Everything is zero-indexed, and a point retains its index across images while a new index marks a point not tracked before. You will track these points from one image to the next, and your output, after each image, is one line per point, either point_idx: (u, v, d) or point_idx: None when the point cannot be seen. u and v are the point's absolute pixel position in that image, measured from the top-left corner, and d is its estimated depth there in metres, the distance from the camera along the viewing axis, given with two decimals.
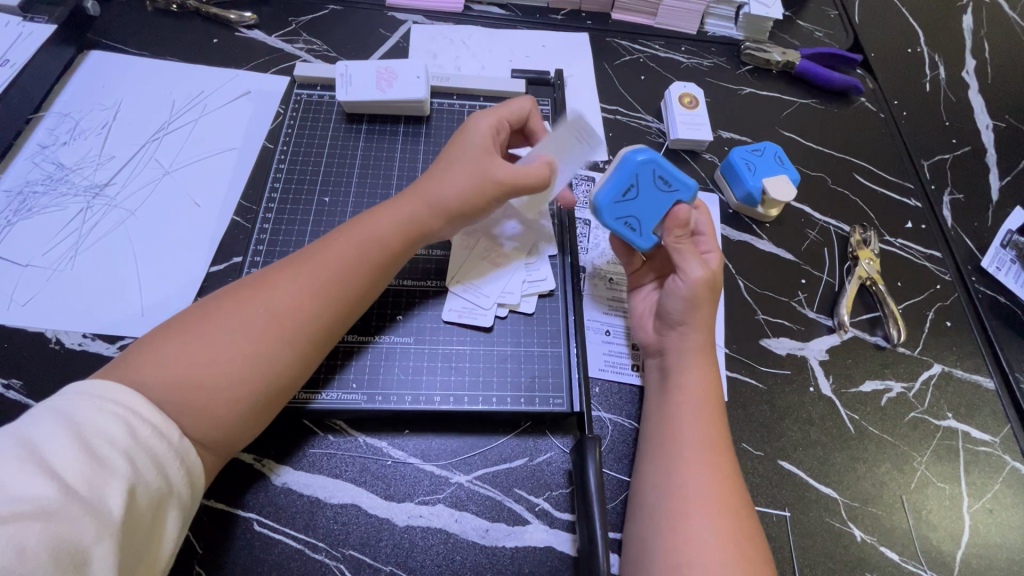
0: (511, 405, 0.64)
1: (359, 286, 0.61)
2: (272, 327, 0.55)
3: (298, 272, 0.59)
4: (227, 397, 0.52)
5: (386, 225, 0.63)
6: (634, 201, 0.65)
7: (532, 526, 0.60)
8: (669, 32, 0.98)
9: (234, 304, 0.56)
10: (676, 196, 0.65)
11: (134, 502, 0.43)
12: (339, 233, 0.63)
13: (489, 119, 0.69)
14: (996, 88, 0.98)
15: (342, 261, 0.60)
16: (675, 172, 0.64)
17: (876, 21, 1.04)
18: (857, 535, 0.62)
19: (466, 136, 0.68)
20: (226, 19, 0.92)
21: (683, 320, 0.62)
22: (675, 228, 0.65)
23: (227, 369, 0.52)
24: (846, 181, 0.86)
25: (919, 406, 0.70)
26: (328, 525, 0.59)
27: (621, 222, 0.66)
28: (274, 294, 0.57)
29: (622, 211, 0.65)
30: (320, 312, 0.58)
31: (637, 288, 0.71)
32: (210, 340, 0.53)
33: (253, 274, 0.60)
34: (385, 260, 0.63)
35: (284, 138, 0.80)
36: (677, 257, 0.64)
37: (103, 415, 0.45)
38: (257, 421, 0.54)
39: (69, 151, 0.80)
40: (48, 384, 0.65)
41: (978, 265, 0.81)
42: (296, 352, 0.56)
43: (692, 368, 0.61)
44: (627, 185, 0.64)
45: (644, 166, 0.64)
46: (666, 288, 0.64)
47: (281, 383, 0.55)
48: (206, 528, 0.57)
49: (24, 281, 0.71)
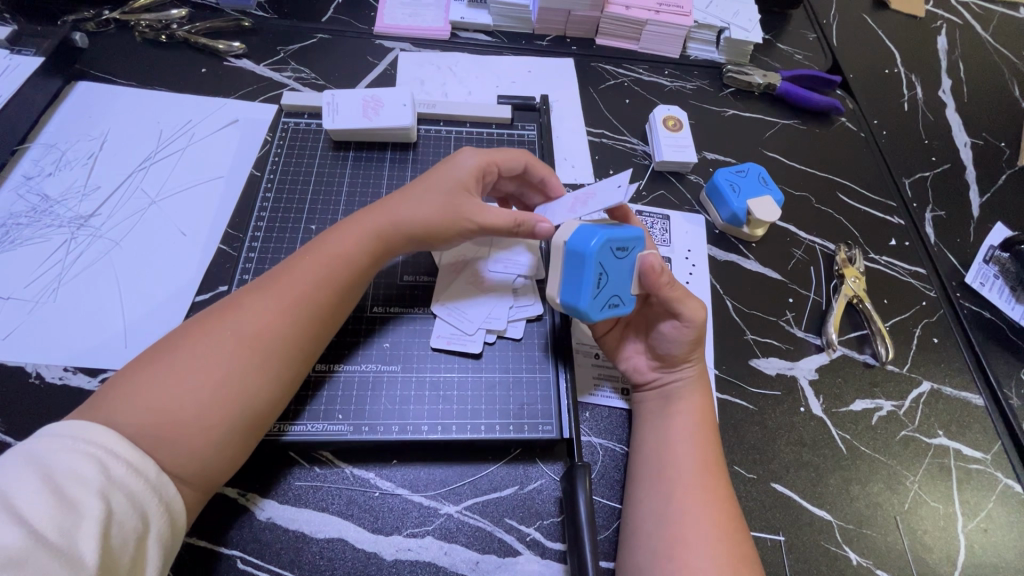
0: (501, 433, 0.63)
1: (326, 302, 0.60)
2: (240, 352, 0.54)
3: (261, 296, 0.58)
4: (200, 427, 0.50)
5: (355, 247, 0.63)
6: (609, 282, 0.60)
7: (522, 557, 0.59)
8: (652, 56, 1.00)
9: (198, 336, 0.54)
10: (634, 254, 0.62)
11: (109, 545, 0.42)
12: (302, 256, 0.62)
13: (483, 154, 0.70)
14: (971, 107, 1.00)
15: (309, 281, 0.60)
16: (622, 234, 0.60)
17: (856, 43, 1.06)
18: (853, 558, 0.62)
19: (450, 168, 0.68)
20: (214, 49, 0.92)
21: (688, 358, 0.64)
22: (662, 280, 0.61)
23: (196, 398, 0.51)
24: (830, 200, 0.87)
25: (910, 424, 0.70)
26: (313, 561, 0.57)
27: (607, 305, 0.61)
28: (240, 320, 0.56)
29: (603, 296, 0.60)
30: (289, 331, 0.57)
31: (608, 337, 0.69)
32: (181, 372, 0.51)
33: (217, 303, 0.59)
34: (351, 280, 0.63)
35: (271, 165, 0.81)
36: (673, 306, 0.62)
37: (76, 456, 0.44)
38: (238, 450, 0.53)
39: (54, 182, 0.80)
40: (26, 420, 0.63)
41: (963, 281, 0.82)
42: (269, 373, 0.55)
43: (690, 394, 0.63)
44: (596, 277, 0.59)
45: (601, 253, 0.58)
46: (665, 333, 0.64)
47: (258, 406, 0.54)
48: (188, 568, 0.56)
49: (4, 314, 0.70)
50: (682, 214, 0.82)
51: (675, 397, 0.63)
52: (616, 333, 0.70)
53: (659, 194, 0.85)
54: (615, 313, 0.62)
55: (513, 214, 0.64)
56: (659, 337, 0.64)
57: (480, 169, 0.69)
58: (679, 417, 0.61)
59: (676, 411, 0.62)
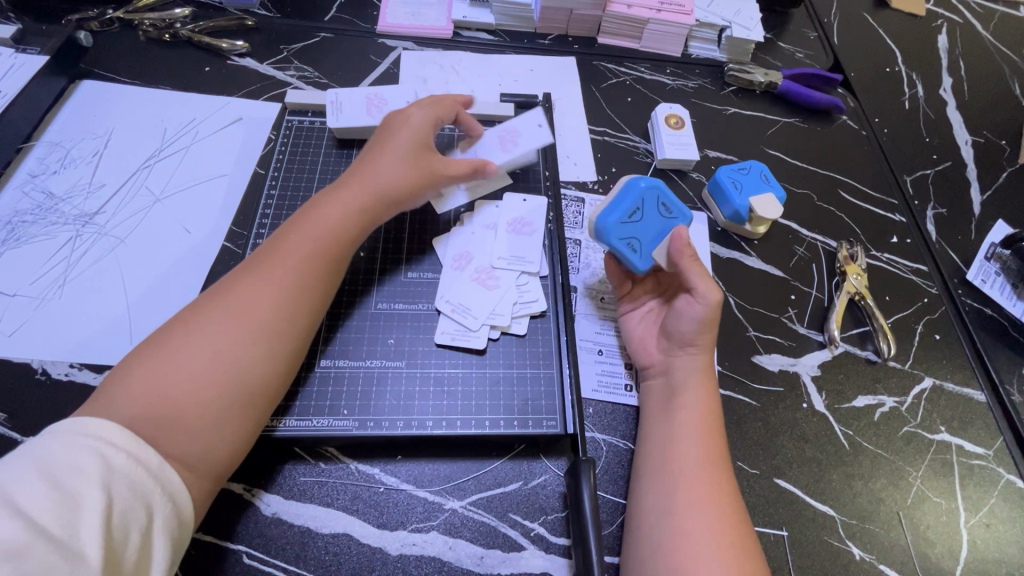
0: (505, 429, 0.64)
1: (315, 274, 0.61)
2: (232, 329, 0.55)
3: (249, 275, 0.59)
4: (199, 406, 0.51)
5: (339, 221, 0.64)
6: (638, 223, 0.69)
7: (527, 552, 0.59)
8: (654, 55, 1.00)
9: (190, 320, 0.55)
10: (676, 223, 0.70)
11: (112, 538, 0.42)
12: (288, 234, 0.63)
13: (426, 106, 0.73)
14: (972, 105, 1.00)
15: (297, 258, 0.61)
16: (676, 201, 0.70)
17: (857, 42, 1.07)
18: (856, 553, 0.62)
19: (404, 129, 0.71)
20: (217, 47, 0.93)
21: (694, 341, 0.64)
22: (684, 251, 0.66)
23: (193, 378, 0.51)
24: (832, 198, 0.87)
25: (912, 420, 0.70)
26: (319, 556, 0.58)
27: (623, 242, 0.68)
28: (229, 299, 0.57)
29: (626, 232, 0.68)
30: (279, 305, 0.58)
31: (629, 312, 0.72)
32: (174, 355, 0.52)
33: (208, 288, 0.60)
34: (338, 251, 0.64)
35: (275, 163, 0.81)
36: (689, 278, 0.65)
37: (78, 449, 0.44)
38: (241, 428, 0.54)
39: (58, 180, 0.80)
40: (32, 417, 0.64)
41: (964, 278, 0.82)
42: (262, 348, 0.56)
43: (692, 386, 0.63)
44: (632, 207, 0.69)
45: (648, 191, 0.69)
46: (678, 309, 0.66)
47: (255, 382, 0.55)
48: (194, 562, 0.56)
49: (10, 311, 0.70)
50: None
51: (677, 390, 0.63)
52: (636, 309, 0.72)
53: None
54: (627, 255, 0.68)
55: (473, 163, 0.72)
56: (672, 315, 0.67)
57: (431, 125, 0.72)
58: (682, 410, 0.61)
59: (679, 405, 0.62)
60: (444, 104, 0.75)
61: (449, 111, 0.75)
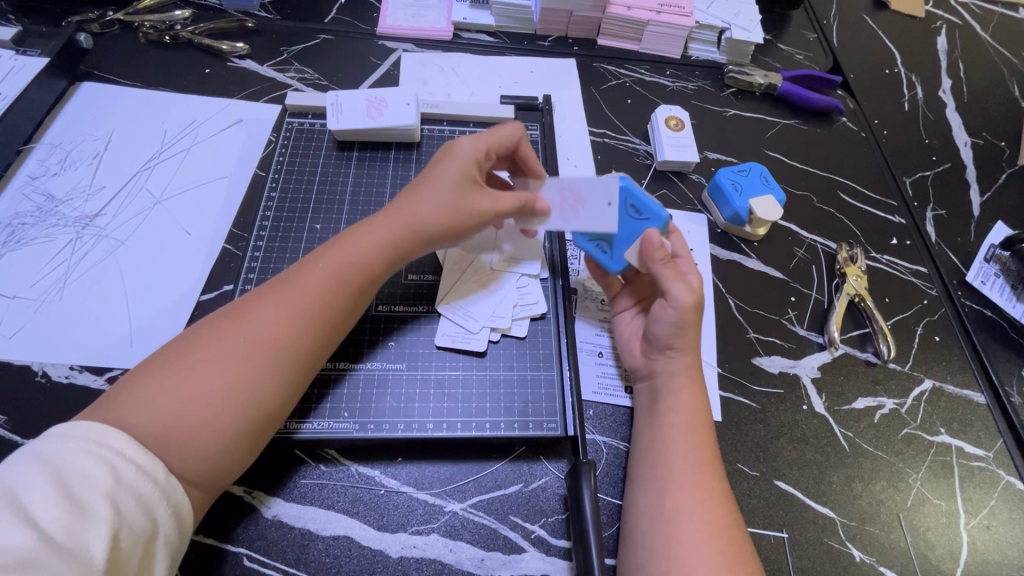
0: (506, 431, 0.64)
1: (338, 307, 0.60)
2: (253, 357, 0.54)
3: (275, 299, 0.58)
4: (209, 431, 0.50)
5: (368, 251, 0.63)
6: (607, 224, 0.69)
7: (527, 554, 0.59)
8: (654, 56, 1.00)
9: (211, 339, 0.54)
10: (647, 224, 0.68)
11: (118, 548, 0.42)
12: (316, 259, 0.62)
13: (480, 138, 0.69)
14: (972, 107, 1.00)
15: (322, 285, 0.59)
16: (646, 201, 0.68)
17: (857, 43, 1.07)
18: (856, 555, 0.62)
19: (453, 158, 0.67)
20: (218, 49, 0.93)
21: (671, 344, 0.63)
22: (652, 254, 0.65)
23: (208, 403, 0.51)
24: (832, 200, 0.88)
25: (912, 421, 0.70)
26: (319, 558, 0.58)
27: (593, 243, 0.71)
28: (253, 323, 0.56)
29: (594, 233, 0.70)
30: (301, 338, 0.57)
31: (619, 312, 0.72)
32: (192, 376, 0.51)
33: (230, 304, 0.59)
34: (365, 284, 0.62)
35: (275, 165, 0.81)
36: (659, 281, 0.65)
37: (87, 457, 0.44)
38: (245, 453, 0.53)
39: (59, 182, 0.80)
40: (32, 419, 0.64)
41: (964, 280, 0.82)
42: (280, 378, 0.55)
43: (680, 390, 0.62)
44: (599, 209, 0.69)
45: (615, 192, 0.68)
46: (653, 312, 0.65)
47: (267, 413, 0.54)
48: (194, 565, 0.56)
49: (11, 313, 0.70)
50: (684, 214, 0.83)
51: (666, 393, 0.63)
52: (625, 310, 0.72)
53: (661, 193, 0.85)
54: (597, 255, 0.71)
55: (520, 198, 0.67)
56: (650, 319, 0.66)
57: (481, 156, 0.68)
58: (671, 413, 0.61)
59: (668, 408, 0.62)
60: (500, 135, 0.71)
61: (505, 142, 0.71)
